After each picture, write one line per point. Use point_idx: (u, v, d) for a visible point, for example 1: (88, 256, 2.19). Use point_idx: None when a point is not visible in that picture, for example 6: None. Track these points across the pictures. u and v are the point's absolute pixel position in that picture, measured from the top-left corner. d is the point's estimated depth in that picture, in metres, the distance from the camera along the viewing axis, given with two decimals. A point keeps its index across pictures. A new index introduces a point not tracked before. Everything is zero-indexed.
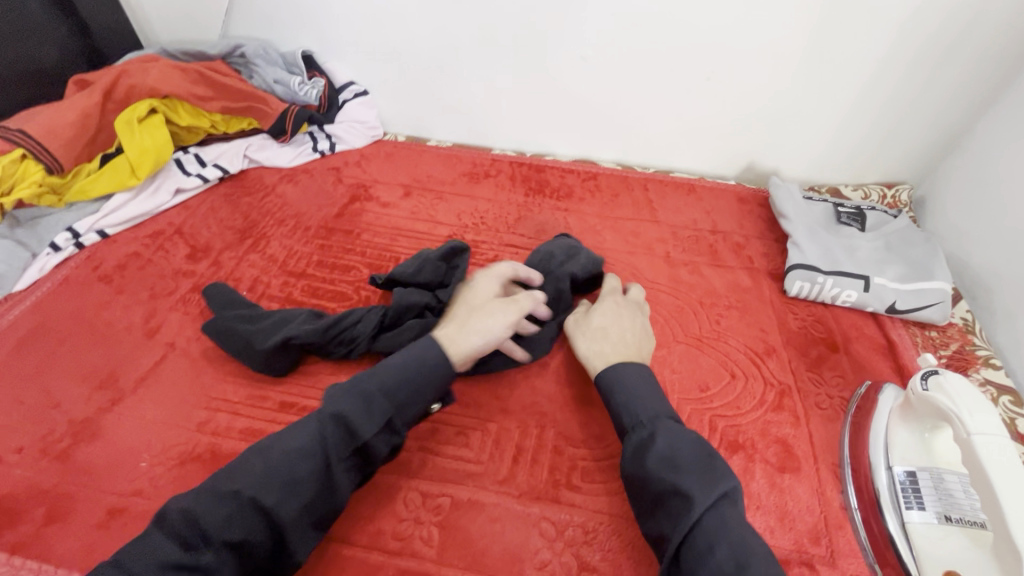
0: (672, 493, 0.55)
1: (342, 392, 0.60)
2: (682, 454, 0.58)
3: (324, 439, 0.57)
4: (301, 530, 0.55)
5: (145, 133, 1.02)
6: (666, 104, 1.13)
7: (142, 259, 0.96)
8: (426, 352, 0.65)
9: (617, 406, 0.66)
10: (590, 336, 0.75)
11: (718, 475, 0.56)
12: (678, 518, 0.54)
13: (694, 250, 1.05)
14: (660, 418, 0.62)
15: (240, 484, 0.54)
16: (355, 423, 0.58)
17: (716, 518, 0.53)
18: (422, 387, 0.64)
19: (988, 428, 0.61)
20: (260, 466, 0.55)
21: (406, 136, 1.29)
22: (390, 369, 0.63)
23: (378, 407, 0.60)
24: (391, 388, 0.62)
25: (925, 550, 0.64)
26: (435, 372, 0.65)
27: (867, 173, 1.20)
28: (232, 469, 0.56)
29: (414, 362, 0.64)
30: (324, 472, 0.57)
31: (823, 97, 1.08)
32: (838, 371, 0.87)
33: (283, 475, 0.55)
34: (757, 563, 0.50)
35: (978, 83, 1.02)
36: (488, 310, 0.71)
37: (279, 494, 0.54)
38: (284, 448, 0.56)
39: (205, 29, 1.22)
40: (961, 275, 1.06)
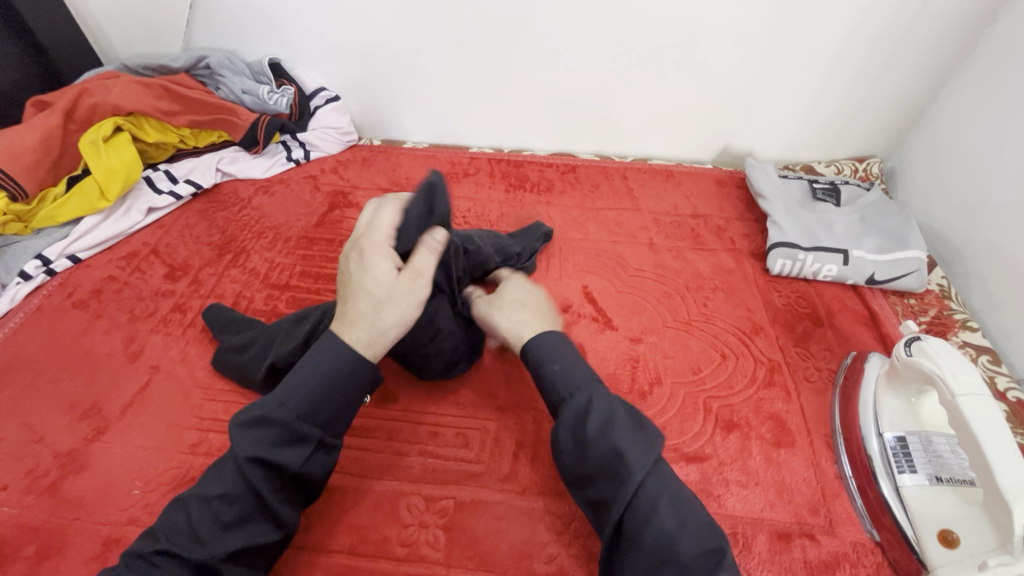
0: (616, 461, 0.54)
1: (247, 426, 0.55)
2: (618, 419, 0.57)
3: (245, 480, 0.54)
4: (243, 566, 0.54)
5: (112, 153, 0.99)
6: (639, 93, 1.14)
7: (118, 282, 0.93)
8: (335, 364, 0.58)
9: (549, 375, 0.61)
10: (509, 309, 0.70)
11: (650, 436, 0.56)
12: (620, 483, 0.54)
13: (677, 235, 1.06)
14: (595, 383, 0.60)
15: (163, 543, 0.51)
16: (272, 457, 0.54)
17: (658, 478, 0.54)
18: (344, 399, 0.58)
19: (972, 387, 0.63)
20: (185, 518, 0.53)
21: (381, 140, 1.28)
22: (299, 388, 0.57)
23: (295, 433, 0.56)
24: (307, 411, 0.56)
25: (919, 511, 0.65)
26: (352, 382, 0.58)
27: (838, 149, 1.22)
28: (159, 525, 0.53)
29: (327, 381, 0.57)
30: (253, 509, 0.54)
31: (792, 77, 1.10)
32: (824, 344, 0.88)
33: (209, 525, 0.52)
34: (695, 520, 0.52)
35: (938, 55, 1.05)
36: (394, 295, 0.59)
37: (208, 548, 0.51)
38: (202, 496, 0.53)
39: (167, 42, 1.18)
40: (933, 243, 1.09)
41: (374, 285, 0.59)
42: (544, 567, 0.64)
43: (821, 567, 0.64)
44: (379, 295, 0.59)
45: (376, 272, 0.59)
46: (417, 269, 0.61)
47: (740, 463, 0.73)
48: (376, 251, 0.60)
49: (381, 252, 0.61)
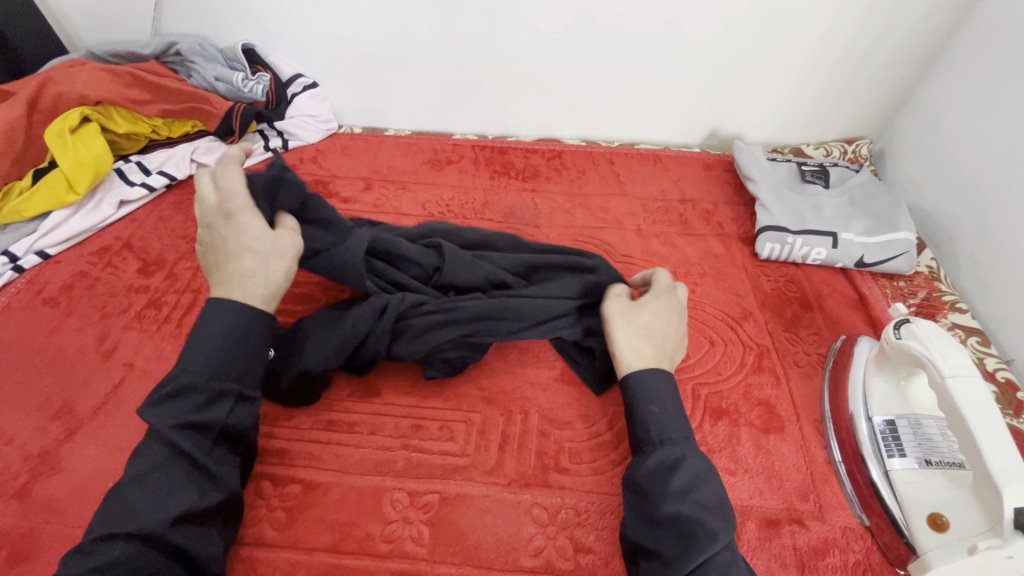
0: (696, 523, 0.54)
1: (162, 400, 0.56)
2: (704, 487, 0.57)
3: (172, 447, 0.55)
4: (196, 530, 0.54)
5: (80, 145, 0.95)
6: (626, 76, 1.12)
7: (90, 278, 0.90)
8: (226, 314, 0.58)
9: (642, 417, 0.63)
10: (635, 332, 0.69)
11: (728, 510, 0.56)
12: (692, 545, 0.53)
13: (664, 221, 1.04)
14: (690, 442, 0.61)
15: (102, 528, 0.51)
16: (196, 418, 0.56)
17: (730, 554, 0.53)
18: (252, 352, 0.60)
19: (961, 369, 0.62)
20: (120, 502, 0.52)
21: (362, 128, 1.25)
22: (199, 352, 0.57)
23: (212, 392, 0.57)
24: (216, 370, 0.58)
25: (908, 495, 0.64)
26: (256, 333, 0.60)
27: (827, 131, 1.20)
28: (96, 519, 0.52)
29: (225, 334, 0.58)
30: (190, 470, 0.55)
31: (779, 58, 1.08)
32: (814, 329, 0.87)
33: (147, 496, 0.52)
34: None
35: (927, 35, 1.03)
36: (261, 239, 0.61)
37: (150, 515, 0.51)
38: (130, 475, 0.53)
39: (135, 28, 1.14)
40: (922, 224, 1.08)
41: (235, 233, 0.60)
42: (530, 561, 0.63)
43: (810, 553, 0.64)
44: (262, 247, 0.60)
45: (224, 217, 0.60)
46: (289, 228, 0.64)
47: (729, 450, 0.72)
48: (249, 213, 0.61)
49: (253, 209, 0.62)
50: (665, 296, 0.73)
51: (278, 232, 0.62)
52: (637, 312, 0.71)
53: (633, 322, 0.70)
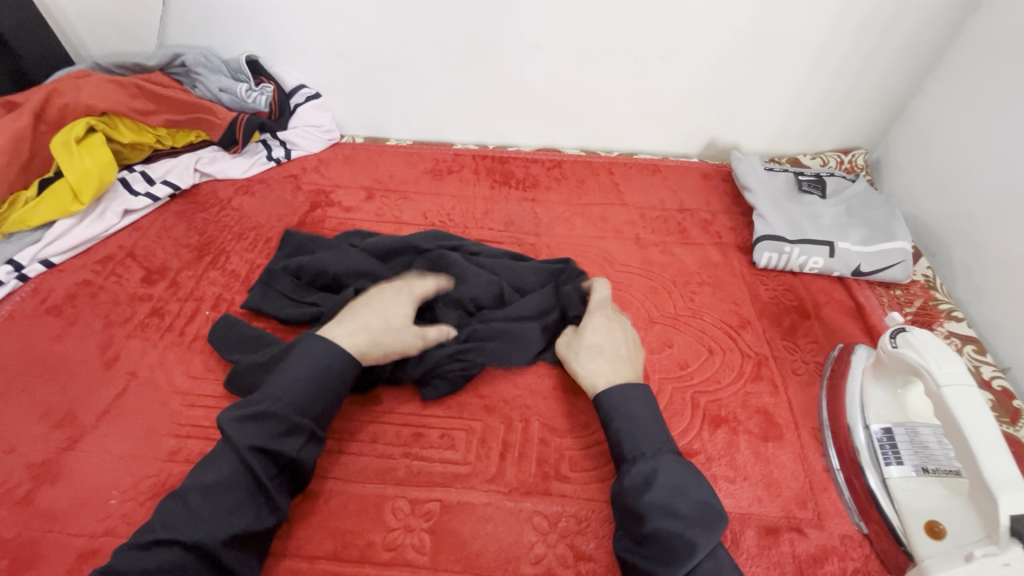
0: (675, 538, 0.56)
1: (246, 419, 0.59)
2: (681, 499, 0.58)
3: (246, 466, 0.58)
4: (245, 553, 0.56)
5: (85, 156, 0.96)
6: (624, 87, 1.13)
7: (93, 287, 0.91)
8: (324, 353, 0.65)
9: (615, 434, 0.65)
10: (587, 354, 0.74)
11: (715, 520, 0.57)
12: (673, 558, 0.55)
13: (663, 230, 1.05)
14: (663, 453, 0.62)
15: (161, 531, 0.53)
16: (275, 445, 0.59)
17: (713, 564, 0.55)
18: (333, 391, 0.65)
19: (957, 378, 0.63)
20: (183, 507, 0.55)
21: (364, 137, 1.26)
22: (292, 382, 0.63)
23: (293, 424, 0.61)
24: (300, 404, 0.62)
25: (905, 503, 0.65)
26: (339, 374, 0.66)
27: (823, 141, 1.22)
28: (156, 519, 0.54)
29: (316, 369, 0.64)
30: (253, 495, 0.58)
31: (775, 70, 1.09)
32: (811, 337, 0.88)
33: (211, 509, 0.55)
34: None
35: (920, 47, 1.05)
36: (397, 319, 0.73)
37: (209, 530, 0.53)
38: (199, 483, 0.56)
39: (141, 39, 1.15)
40: (917, 233, 1.09)
41: (383, 304, 0.73)
42: (531, 569, 0.63)
43: (810, 561, 0.64)
44: (392, 323, 0.72)
45: (389, 292, 0.75)
46: (427, 333, 0.75)
47: (728, 458, 0.72)
48: (401, 298, 0.75)
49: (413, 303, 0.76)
50: (599, 311, 0.77)
51: (415, 329, 0.74)
52: (580, 337, 0.76)
53: (580, 346, 0.75)
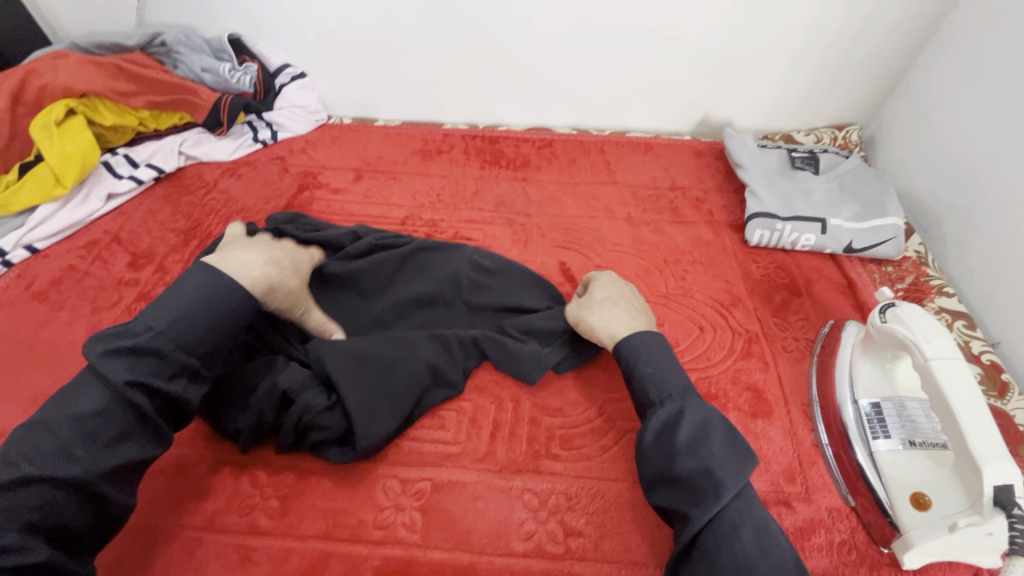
0: (704, 477, 0.56)
1: (117, 357, 0.55)
2: (711, 439, 0.58)
3: (119, 400, 0.55)
4: (123, 481, 0.55)
5: (66, 138, 0.94)
6: (616, 63, 1.11)
7: (78, 272, 0.90)
8: (211, 293, 0.60)
9: (640, 380, 0.65)
10: (600, 306, 0.74)
11: (744, 462, 0.57)
12: (704, 499, 0.55)
13: (655, 208, 1.04)
14: (689, 393, 0.62)
15: (27, 465, 0.50)
16: (156, 383, 0.56)
17: (744, 502, 0.56)
18: (223, 330, 0.61)
19: (944, 351, 0.63)
20: (51, 439, 0.52)
21: (351, 118, 1.24)
22: (176, 320, 0.58)
23: (173, 360, 0.57)
24: (190, 341, 0.58)
25: (892, 475, 0.66)
26: (231, 315, 0.61)
27: (817, 117, 1.21)
28: (17, 449, 0.51)
29: (203, 303, 0.59)
30: (135, 428, 0.56)
31: (768, 45, 1.07)
32: (802, 314, 0.88)
33: (83, 444, 0.53)
34: (775, 545, 0.53)
35: (916, 20, 1.03)
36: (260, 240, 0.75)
37: (83, 460, 0.52)
38: (71, 415, 0.53)
39: (120, 18, 1.12)
40: (911, 210, 1.08)
41: (291, 261, 0.73)
42: (521, 545, 0.64)
43: (797, 533, 0.65)
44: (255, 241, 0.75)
45: (295, 255, 0.75)
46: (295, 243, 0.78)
47: None
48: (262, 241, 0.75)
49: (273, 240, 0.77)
50: (606, 276, 0.80)
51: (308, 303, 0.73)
52: (590, 293, 0.77)
53: (593, 301, 0.75)
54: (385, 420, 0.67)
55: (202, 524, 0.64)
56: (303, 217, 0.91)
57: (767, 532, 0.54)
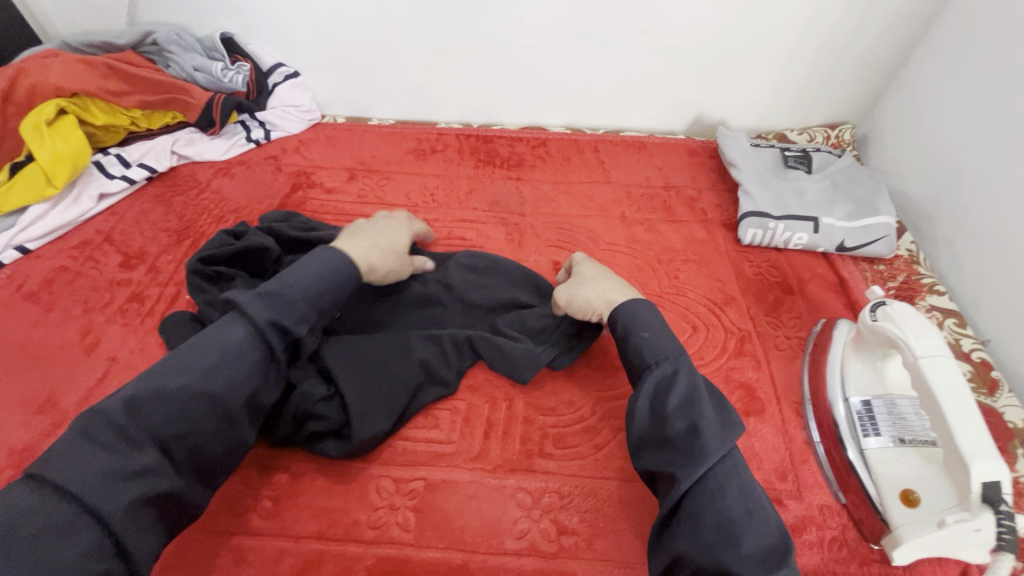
0: (693, 440, 0.57)
1: (256, 298, 0.61)
2: (703, 399, 0.60)
3: (259, 337, 0.60)
4: (249, 417, 0.59)
5: (57, 138, 0.94)
6: (610, 62, 1.11)
7: (70, 273, 0.90)
8: (336, 261, 0.68)
9: (635, 345, 0.65)
10: (590, 283, 0.75)
11: (730, 426, 0.59)
12: (692, 460, 0.56)
13: (649, 208, 1.04)
14: (682, 356, 0.64)
15: (184, 380, 0.55)
16: (286, 323, 0.61)
17: (731, 464, 0.57)
18: (334, 290, 0.67)
19: (934, 349, 0.63)
20: (202, 362, 0.57)
21: (345, 117, 1.24)
22: (305, 275, 0.65)
23: (300, 308, 0.63)
24: (312, 293, 0.64)
25: (882, 472, 0.66)
26: (343, 278, 0.68)
27: (810, 116, 1.21)
28: (175, 366, 0.56)
29: (324, 267, 0.66)
30: (266, 363, 0.60)
31: (762, 44, 1.08)
32: (795, 313, 0.88)
33: (227, 369, 0.57)
34: (758, 507, 0.56)
35: (908, 19, 1.03)
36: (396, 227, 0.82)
37: (222, 386, 0.56)
38: (221, 342, 0.58)
39: (110, 16, 1.12)
40: (903, 208, 1.09)
41: (389, 231, 0.79)
42: (515, 543, 0.64)
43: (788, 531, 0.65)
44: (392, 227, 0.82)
45: (390, 224, 0.82)
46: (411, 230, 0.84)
47: None
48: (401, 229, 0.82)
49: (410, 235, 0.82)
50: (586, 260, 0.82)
51: (408, 257, 0.80)
52: (579, 274, 0.78)
53: (582, 278, 0.77)
54: (379, 419, 0.68)
55: (194, 525, 0.64)
56: (298, 216, 0.91)
57: (751, 495, 0.56)
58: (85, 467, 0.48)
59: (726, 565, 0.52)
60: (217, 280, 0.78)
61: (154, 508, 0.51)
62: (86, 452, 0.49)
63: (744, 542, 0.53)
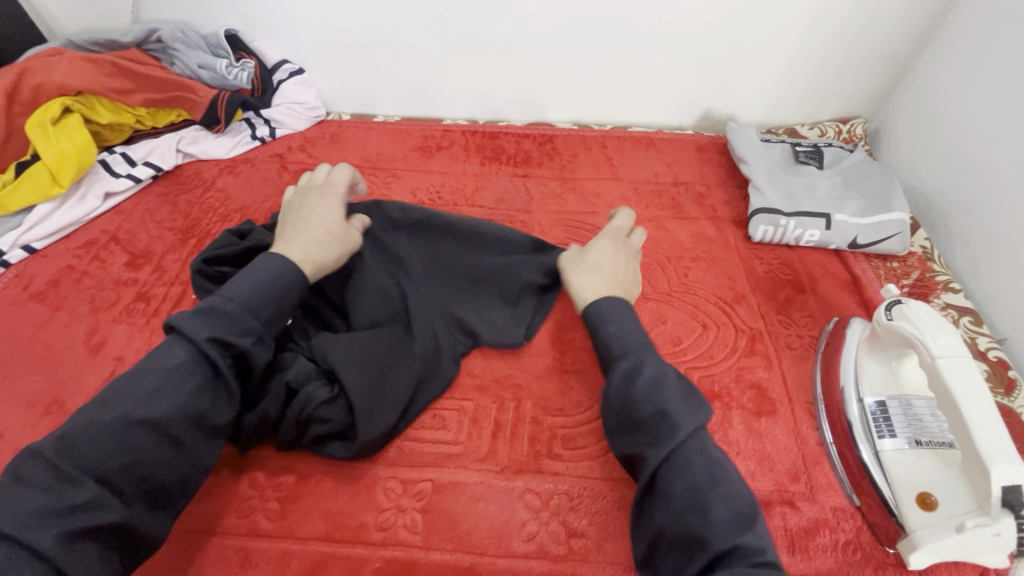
0: (660, 420, 0.57)
1: (195, 316, 0.59)
2: (669, 382, 0.59)
3: (201, 356, 0.58)
4: (197, 437, 0.57)
5: (62, 137, 0.93)
6: (618, 56, 1.10)
7: (77, 272, 0.89)
8: (278, 266, 0.65)
9: (604, 339, 0.64)
10: (583, 269, 0.73)
11: (698, 406, 0.58)
12: (660, 439, 0.56)
13: (657, 205, 1.03)
14: (647, 347, 0.63)
15: (121, 408, 0.54)
16: (228, 337, 0.59)
17: (697, 441, 0.56)
18: (281, 300, 0.64)
19: (951, 350, 0.62)
20: (144, 387, 0.55)
21: (350, 114, 1.23)
22: (246, 287, 0.62)
23: (243, 321, 0.60)
24: (255, 306, 0.62)
25: (897, 475, 0.65)
26: (290, 285, 0.65)
27: (821, 111, 1.19)
28: (114, 396, 0.55)
29: (269, 279, 0.64)
30: (210, 381, 0.58)
31: (772, 37, 1.06)
32: (806, 311, 0.87)
33: (166, 392, 0.55)
34: (729, 479, 0.54)
35: (922, 11, 1.01)
36: (321, 204, 0.75)
37: (164, 410, 0.55)
38: (161, 365, 0.57)
39: (114, 14, 1.11)
40: (917, 204, 1.07)
41: (315, 215, 0.73)
42: (523, 546, 0.63)
43: (801, 533, 0.64)
44: (315, 204, 0.75)
45: (313, 203, 0.75)
46: (336, 196, 0.77)
47: (721, 433, 0.72)
48: (326, 203, 0.76)
49: (341, 203, 0.77)
50: (607, 238, 0.78)
51: (349, 231, 0.75)
52: (583, 254, 0.76)
53: (580, 261, 0.75)
54: (385, 416, 0.67)
55: (201, 527, 0.64)
56: None
57: (722, 470, 0.55)
58: (20, 503, 0.48)
59: (698, 533, 0.51)
60: (221, 281, 0.77)
61: (96, 539, 0.49)
62: (19, 494, 0.48)
63: (713, 510, 0.52)
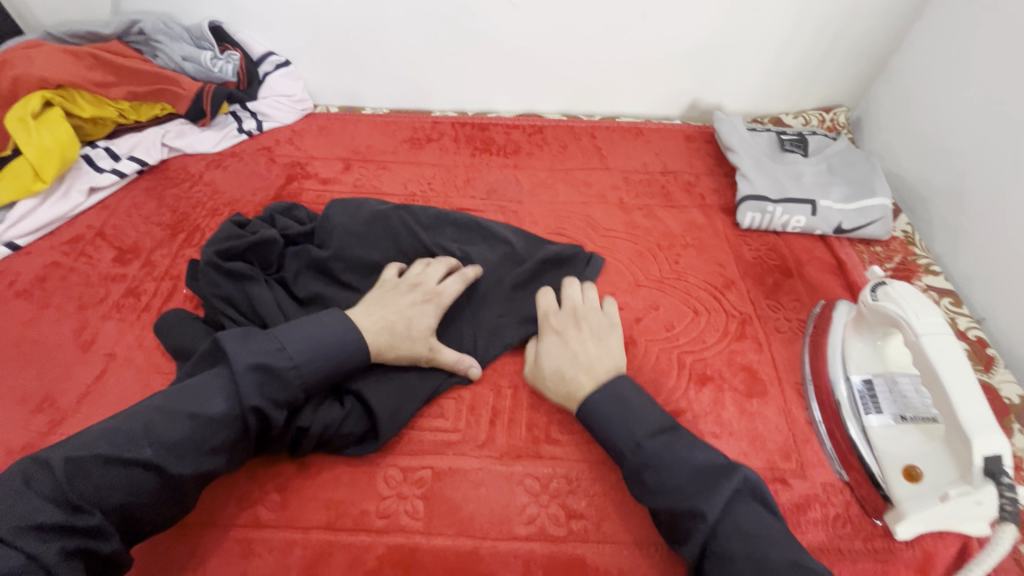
0: (682, 516, 0.56)
1: (251, 371, 0.59)
2: (680, 471, 0.58)
3: (239, 416, 0.58)
4: (197, 488, 0.57)
5: (44, 132, 0.92)
6: (605, 48, 1.10)
7: (63, 269, 0.88)
8: (342, 342, 0.65)
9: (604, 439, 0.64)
10: (554, 378, 0.70)
11: (719, 480, 0.56)
12: (693, 535, 0.55)
13: (647, 193, 1.04)
14: (658, 428, 0.62)
15: (143, 449, 0.54)
16: (270, 408, 0.60)
17: (730, 523, 0.55)
18: (337, 369, 0.65)
19: (935, 328, 0.64)
20: (171, 432, 0.55)
21: (338, 107, 1.22)
22: (309, 353, 0.63)
23: (293, 392, 0.61)
24: (309, 380, 0.63)
25: (884, 450, 0.67)
26: (353, 357, 0.65)
27: (805, 100, 1.21)
28: (139, 431, 0.55)
29: (334, 349, 0.64)
30: (231, 442, 0.58)
31: (757, 29, 1.08)
32: (794, 295, 0.89)
33: (190, 445, 0.56)
34: (774, 553, 0.52)
35: (902, 3, 1.03)
36: (416, 306, 0.72)
37: (183, 465, 0.55)
38: (195, 414, 0.57)
39: (93, 6, 1.09)
40: (899, 191, 1.09)
41: (407, 311, 0.71)
42: (524, 529, 0.64)
43: (793, 509, 0.66)
44: (408, 300, 0.73)
45: (416, 297, 0.73)
46: (435, 298, 0.74)
47: (714, 414, 0.74)
48: (425, 307, 0.73)
49: (435, 314, 0.73)
50: (548, 332, 0.74)
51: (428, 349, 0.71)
52: (541, 363, 0.72)
53: (548, 370, 0.71)
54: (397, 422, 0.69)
55: (201, 520, 0.64)
56: (300, 206, 0.91)
57: (757, 539, 0.53)
58: (20, 517, 0.48)
59: None
60: (231, 274, 0.76)
61: (87, 563, 0.51)
62: (30, 505, 0.49)
63: None
